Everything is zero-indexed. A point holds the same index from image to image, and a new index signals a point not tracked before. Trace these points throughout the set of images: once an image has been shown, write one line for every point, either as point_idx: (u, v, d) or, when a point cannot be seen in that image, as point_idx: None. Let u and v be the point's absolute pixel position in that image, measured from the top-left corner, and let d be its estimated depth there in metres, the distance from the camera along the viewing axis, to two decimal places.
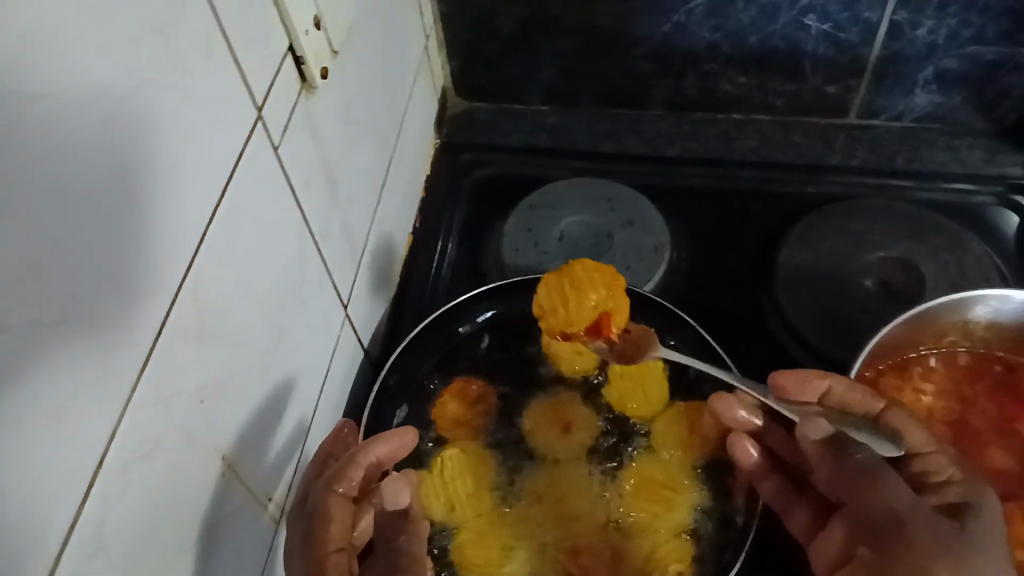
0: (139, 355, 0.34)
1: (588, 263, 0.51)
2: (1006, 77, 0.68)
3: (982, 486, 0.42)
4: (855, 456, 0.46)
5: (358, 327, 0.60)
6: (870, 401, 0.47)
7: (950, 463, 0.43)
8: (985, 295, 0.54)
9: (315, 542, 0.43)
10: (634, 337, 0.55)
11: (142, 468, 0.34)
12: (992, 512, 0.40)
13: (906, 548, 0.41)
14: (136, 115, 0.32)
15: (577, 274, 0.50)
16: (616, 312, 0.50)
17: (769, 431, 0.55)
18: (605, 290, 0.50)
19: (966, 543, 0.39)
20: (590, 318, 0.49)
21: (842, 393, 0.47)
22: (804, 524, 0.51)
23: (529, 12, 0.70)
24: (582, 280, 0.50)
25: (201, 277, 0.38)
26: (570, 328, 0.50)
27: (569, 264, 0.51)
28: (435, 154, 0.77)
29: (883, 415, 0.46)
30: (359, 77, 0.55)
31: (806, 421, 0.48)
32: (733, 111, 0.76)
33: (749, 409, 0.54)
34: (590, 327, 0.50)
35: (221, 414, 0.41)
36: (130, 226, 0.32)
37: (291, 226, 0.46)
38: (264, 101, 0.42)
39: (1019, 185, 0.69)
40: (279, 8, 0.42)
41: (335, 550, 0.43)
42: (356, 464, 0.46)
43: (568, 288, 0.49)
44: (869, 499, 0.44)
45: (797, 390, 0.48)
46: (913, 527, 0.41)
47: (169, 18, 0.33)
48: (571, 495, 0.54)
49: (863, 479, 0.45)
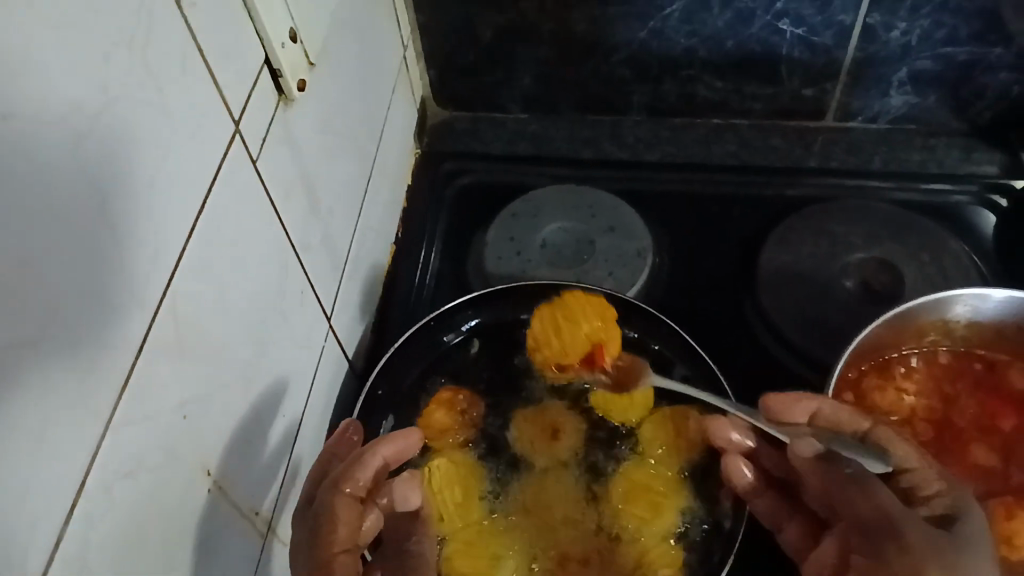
0: (119, 373, 0.33)
1: (580, 294, 0.54)
2: (980, 77, 0.68)
3: (966, 499, 0.42)
4: (844, 470, 0.46)
5: (341, 338, 0.59)
6: (858, 420, 0.46)
7: (936, 476, 0.43)
8: (962, 294, 0.54)
9: (321, 543, 0.43)
10: (626, 362, 0.56)
11: (126, 487, 0.34)
12: (978, 523, 0.41)
13: (895, 553, 0.40)
14: (110, 132, 0.31)
15: (570, 306, 0.53)
16: (609, 342, 0.53)
17: (760, 449, 0.53)
18: (598, 320, 0.53)
19: (953, 547, 0.39)
20: (581, 349, 0.53)
21: (830, 413, 0.46)
22: (796, 542, 0.50)
23: (506, 20, 0.70)
24: (575, 312, 0.53)
25: (181, 292, 0.37)
26: (563, 359, 0.54)
27: (562, 297, 0.55)
28: (415, 164, 0.77)
29: (870, 431, 0.46)
30: (336, 87, 0.54)
31: (796, 440, 0.48)
32: (711, 116, 0.76)
33: (741, 430, 0.53)
34: (584, 360, 0.54)
35: (203, 431, 0.40)
36: (107, 242, 0.32)
37: (271, 239, 0.46)
38: (241, 114, 0.41)
39: (996, 184, 0.69)
40: (253, 21, 0.42)
41: (341, 551, 0.43)
42: (363, 465, 0.46)
43: (561, 320, 0.53)
44: (859, 505, 0.44)
45: (785, 409, 0.47)
46: (906, 532, 0.41)
47: (142, 31, 0.33)
48: (558, 503, 0.54)
49: (853, 488, 0.45)
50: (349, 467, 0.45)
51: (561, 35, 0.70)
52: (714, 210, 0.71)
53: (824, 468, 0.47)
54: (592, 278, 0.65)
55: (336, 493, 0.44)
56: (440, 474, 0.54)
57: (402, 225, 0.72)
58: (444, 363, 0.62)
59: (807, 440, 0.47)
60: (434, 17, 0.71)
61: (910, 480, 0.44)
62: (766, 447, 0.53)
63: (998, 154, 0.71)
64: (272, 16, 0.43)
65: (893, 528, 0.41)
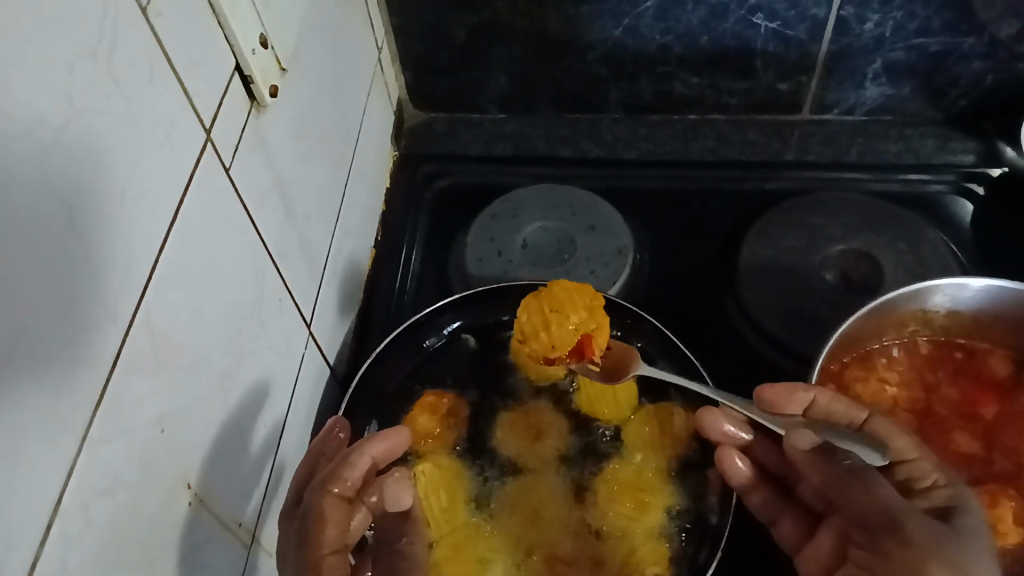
0: (93, 390, 0.32)
1: (569, 283, 0.53)
2: (953, 67, 0.69)
3: (964, 489, 0.43)
4: (844, 462, 0.46)
5: (322, 345, 0.59)
6: (853, 412, 0.47)
7: (934, 468, 0.44)
8: (942, 284, 0.54)
9: (310, 545, 0.42)
10: (618, 353, 0.55)
11: (104, 506, 0.33)
12: (979, 515, 0.41)
13: (899, 547, 0.40)
14: (77, 145, 0.31)
15: (556, 296, 0.52)
16: (598, 332, 0.52)
17: (758, 443, 0.53)
18: (585, 312, 0.51)
19: (955, 542, 0.39)
20: (571, 340, 0.51)
21: (827, 404, 0.47)
22: (792, 536, 0.51)
23: (480, 20, 0.69)
24: (562, 303, 0.51)
25: (155, 304, 0.36)
26: (552, 351, 0.52)
27: (549, 286, 0.53)
28: (393, 167, 0.76)
29: (867, 423, 0.47)
30: (309, 92, 0.54)
31: (794, 432, 0.47)
32: (688, 112, 0.76)
33: (737, 423, 0.52)
34: (573, 350, 0.52)
35: (183, 445, 0.39)
36: (77, 257, 0.31)
37: (246, 246, 0.45)
38: (213, 123, 0.41)
39: (972, 173, 0.70)
40: (222, 27, 0.41)
41: (331, 552, 0.43)
42: (350, 465, 0.45)
43: (548, 312, 0.51)
44: (859, 498, 0.44)
45: (785, 401, 0.47)
46: (909, 524, 0.40)
47: (108, 41, 0.32)
48: (545, 504, 0.54)
49: (852, 482, 0.45)
50: (335, 469, 0.45)
51: (536, 34, 0.70)
52: (693, 206, 0.71)
53: (822, 460, 0.47)
54: (574, 277, 0.65)
55: (324, 494, 0.43)
56: (427, 477, 0.53)
57: (381, 229, 0.72)
58: (427, 368, 0.61)
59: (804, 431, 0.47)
60: (407, 18, 0.70)
61: (909, 471, 0.44)
62: (763, 441, 0.52)
63: (973, 142, 0.72)
64: (242, 23, 0.42)
65: (895, 519, 0.41)
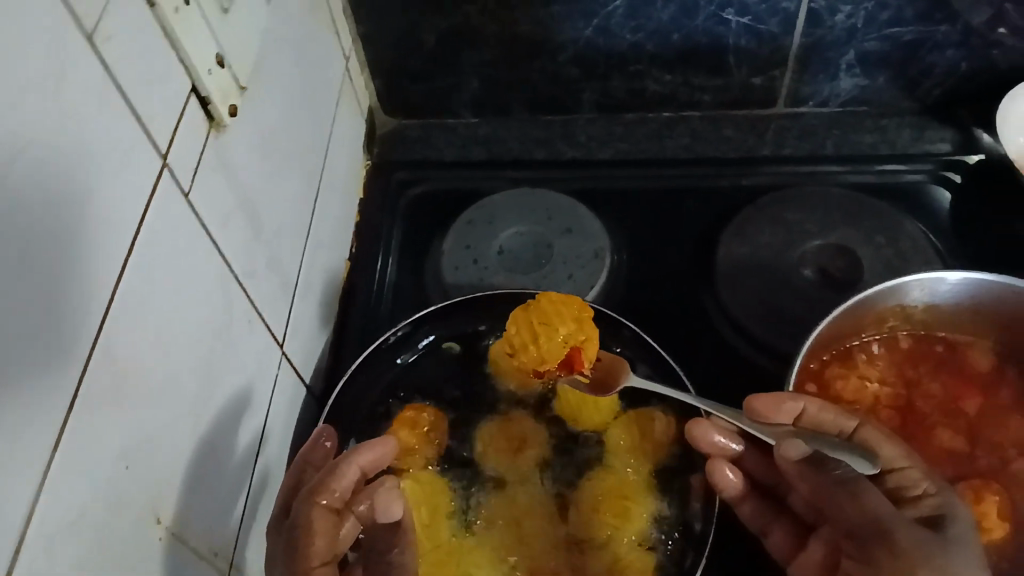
0: (55, 426, 0.31)
1: (555, 295, 0.52)
2: (926, 57, 0.69)
3: (952, 497, 0.42)
4: (833, 472, 0.44)
5: (297, 363, 0.58)
6: (842, 420, 0.47)
7: (923, 476, 0.43)
8: (918, 280, 0.54)
9: (298, 557, 0.41)
10: (605, 363, 0.54)
11: (70, 544, 0.32)
12: (966, 522, 0.40)
13: (889, 558, 0.39)
14: (25, 178, 0.29)
15: (544, 309, 0.51)
16: (588, 343, 0.51)
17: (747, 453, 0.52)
18: (573, 323, 0.51)
19: (946, 551, 0.38)
20: (560, 353, 0.51)
21: (816, 413, 0.47)
22: (782, 545, 0.50)
23: (449, 25, 0.68)
24: (550, 315, 0.51)
25: (118, 336, 0.35)
26: (542, 364, 0.51)
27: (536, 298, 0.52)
28: (365, 175, 0.75)
29: (857, 432, 0.46)
30: (273, 106, 0.53)
31: (783, 442, 0.46)
32: (663, 110, 0.75)
33: (727, 433, 0.51)
34: (563, 362, 0.51)
35: (154, 478, 0.38)
36: (30, 295, 0.30)
37: (212, 269, 0.44)
38: (170, 146, 0.39)
39: (948, 162, 0.70)
40: (177, 46, 0.40)
41: (319, 565, 0.42)
42: (339, 474, 0.44)
43: (536, 325, 0.51)
44: (847, 508, 0.42)
45: (772, 411, 0.47)
46: (899, 537, 0.39)
47: (53, 69, 0.31)
48: (528, 516, 0.53)
49: (840, 489, 0.43)
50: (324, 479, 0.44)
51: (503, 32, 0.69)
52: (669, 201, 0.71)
53: (812, 470, 0.45)
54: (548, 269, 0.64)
55: (311, 505, 0.42)
56: (414, 490, 0.52)
57: (356, 239, 0.71)
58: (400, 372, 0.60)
59: (795, 440, 0.46)
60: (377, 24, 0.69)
61: (897, 479, 0.43)
62: (754, 451, 0.52)
63: (949, 130, 0.72)
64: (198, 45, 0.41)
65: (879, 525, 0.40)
